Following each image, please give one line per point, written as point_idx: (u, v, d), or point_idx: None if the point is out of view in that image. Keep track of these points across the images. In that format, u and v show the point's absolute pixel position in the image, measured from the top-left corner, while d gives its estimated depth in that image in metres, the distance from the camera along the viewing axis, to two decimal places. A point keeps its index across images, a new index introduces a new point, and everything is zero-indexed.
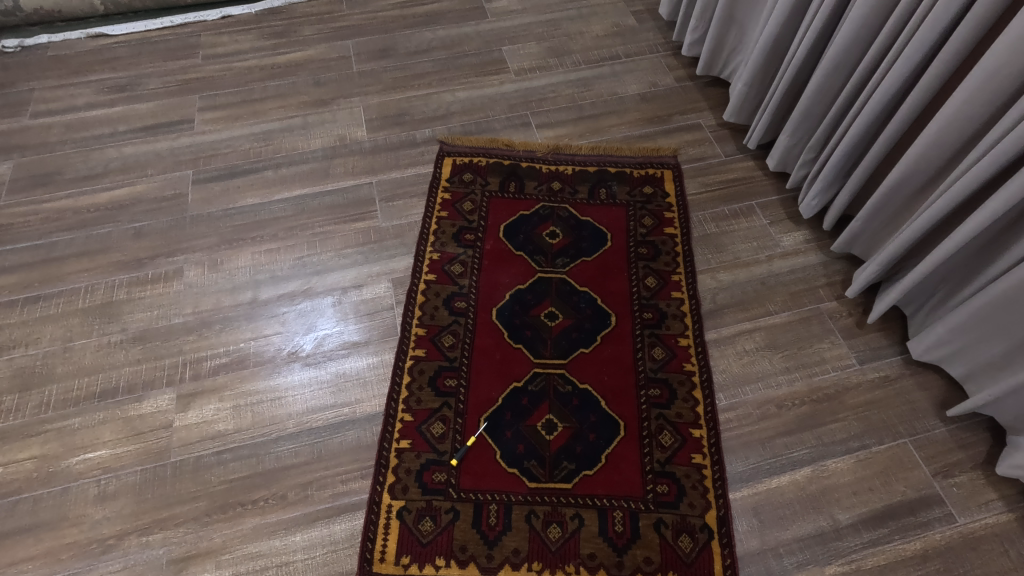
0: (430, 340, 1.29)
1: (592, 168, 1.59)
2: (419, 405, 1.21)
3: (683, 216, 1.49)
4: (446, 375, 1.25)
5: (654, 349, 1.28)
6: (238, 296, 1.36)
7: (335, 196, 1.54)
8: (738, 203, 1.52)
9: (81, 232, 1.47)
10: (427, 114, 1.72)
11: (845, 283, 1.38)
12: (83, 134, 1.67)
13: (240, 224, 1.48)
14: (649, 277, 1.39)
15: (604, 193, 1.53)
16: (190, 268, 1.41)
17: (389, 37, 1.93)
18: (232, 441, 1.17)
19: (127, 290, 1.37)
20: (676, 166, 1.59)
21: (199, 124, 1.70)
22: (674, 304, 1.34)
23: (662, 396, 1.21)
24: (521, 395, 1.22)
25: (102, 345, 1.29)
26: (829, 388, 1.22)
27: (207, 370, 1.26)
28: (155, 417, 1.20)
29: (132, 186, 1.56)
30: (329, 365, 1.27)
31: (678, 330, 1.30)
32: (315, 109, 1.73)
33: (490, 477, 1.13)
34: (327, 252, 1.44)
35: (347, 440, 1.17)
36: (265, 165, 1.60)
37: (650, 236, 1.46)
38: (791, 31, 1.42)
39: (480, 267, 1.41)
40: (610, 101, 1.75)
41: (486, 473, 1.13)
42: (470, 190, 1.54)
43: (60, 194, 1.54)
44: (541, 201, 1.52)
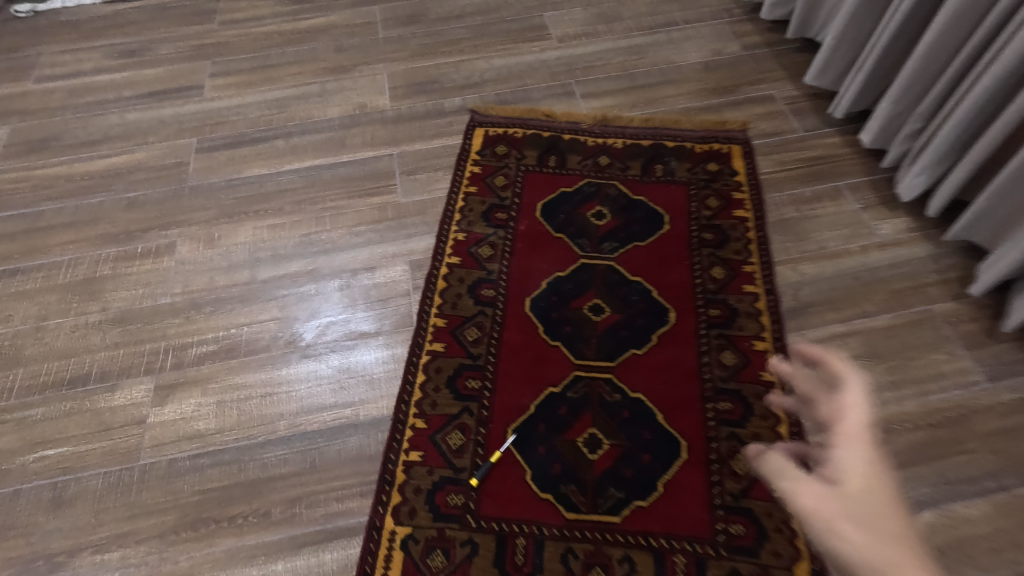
0: (450, 333, 1.09)
1: (646, 142, 1.36)
2: (434, 410, 1.00)
3: (755, 197, 1.25)
4: (468, 375, 1.04)
5: (723, 353, 1.04)
6: (234, 276, 1.19)
7: (351, 168, 1.36)
8: (823, 184, 1.27)
9: (71, 201, 1.32)
10: (457, 82, 1.53)
11: (962, 281, 1.12)
12: (86, 100, 1.54)
13: (244, 196, 1.31)
14: (715, 266, 1.15)
15: (660, 170, 1.31)
16: (184, 243, 1.24)
17: (419, 3, 1.75)
18: (211, 444, 0.99)
19: (113, 266, 1.21)
20: (746, 142, 1.35)
21: (209, 90, 1.54)
22: (747, 299, 1.11)
23: (733, 412, 0.98)
24: (558, 403, 1.00)
25: (78, 325, 1.13)
26: (950, 410, 0.97)
27: (191, 359, 1.08)
28: (128, 411, 1.02)
29: (131, 154, 1.41)
30: (331, 358, 1.07)
31: (753, 332, 1.06)
32: (335, 76, 1.56)
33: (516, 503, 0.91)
34: (337, 229, 1.25)
35: (346, 449, 0.97)
36: (276, 134, 1.44)
37: (716, 219, 1.22)
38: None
39: (512, 249, 1.20)
40: (667, 70, 1.53)
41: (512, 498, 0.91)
42: (503, 163, 1.34)
43: (54, 160, 1.41)
44: (585, 177, 1.30)
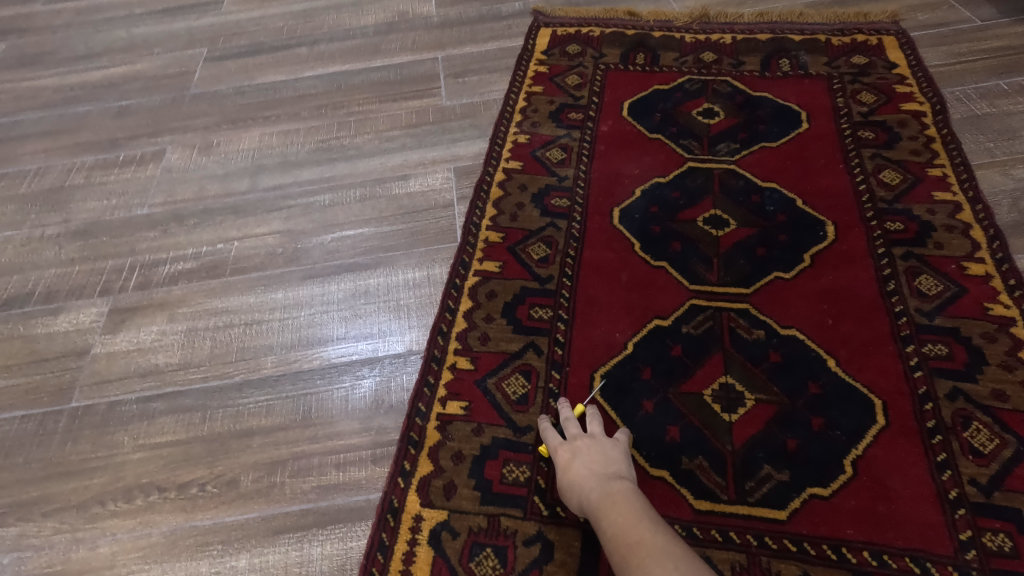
0: (509, 250, 0.78)
1: (762, 36, 1.05)
2: (485, 347, 0.69)
3: (927, 90, 0.91)
4: (533, 302, 0.72)
5: (918, 278, 0.69)
6: (230, 185, 0.92)
7: (386, 73, 1.09)
8: (1023, 76, 0.92)
9: (54, 110, 1.10)
10: None
11: None
12: (93, 18, 1.35)
13: (253, 103, 1.06)
14: (884, 170, 0.81)
15: (786, 64, 0.99)
16: (175, 150, 0.99)
17: None
18: (170, 384, 0.70)
19: (87, 175, 0.97)
20: (901, 33, 1.02)
21: (229, 5, 1.33)
22: (942, 210, 0.75)
23: (952, 358, 0.62)
24: (668, 342, 0.67)
25: (31, 239, 0.88)
26: None
27: (162, 278, 0.81)
28: (69, 340, 0.75)
29: (132, 65, 1.20)
30: (344, 280, 0.78)
31: (960, 250, 0.71)
32: None
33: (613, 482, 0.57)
34: (364, 134, 0.98)
35: (356, 396, 0.67)
36: (299, 42, 1.19)
37: (875, 116, 0.88)
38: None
39: (592, 153, 0.89)
40: None
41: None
42: (576, 62, 1.04)
43: (45, 73, 1.20)
44: (685, 74, 0.99)
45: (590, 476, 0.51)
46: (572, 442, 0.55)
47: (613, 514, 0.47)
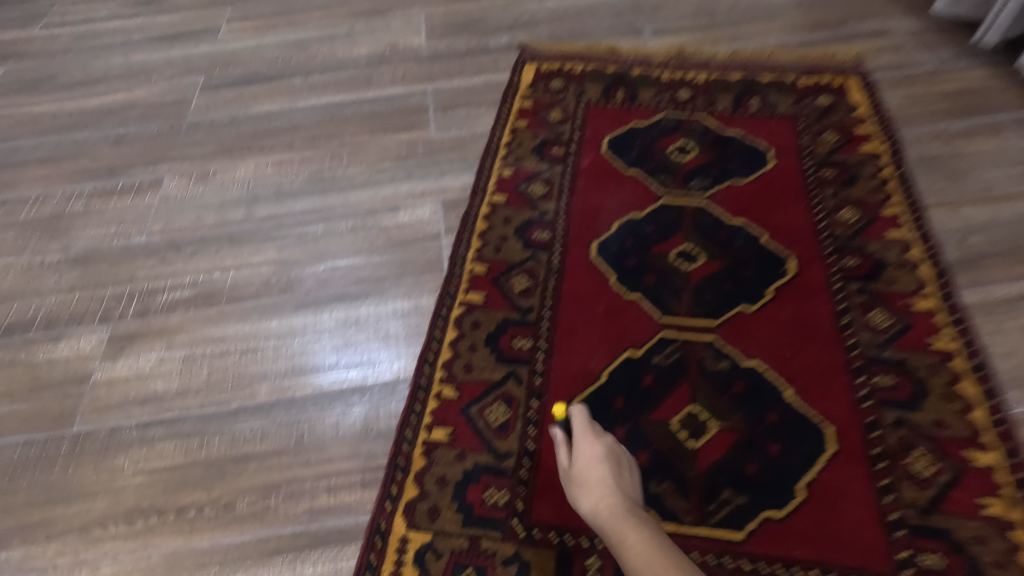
0: (493, 281, 0.82)
1: (735, 75, 1.11)
2: (468, 376, 0.73)
3: (885, 132, 0.97)
4: (515, 333, 0.77)
5: (871, 312, 0.75)
6: (226, 214, 0.96)
7: (377, 104, 1.14)
8: (973, 119, 0.99)
9: (53, 137, 1.14)
10: (504, 23, 1.32)
11: None
12: (91, 44, 1.39)
13: (249, 132, 1.10)
14: (843, 208, 0.87)
15: (756, 103, 1.05)
16: (172, 179, 1.03)
17: None
18: (169, 410, 0.73)
19: (86, 202, 1.00)
20: (864, 75, 1.08)
21: (225, 34, 1.38)
22: (895, 247, 0.81)
23: (898, 388, 0.68)
24: (640, 372, 0.72)
25: (31, 266, 0.91)
26: None
27: (160, 306, 0.84)
28: (70, 367, 0.78)
29: (130, 92, 1.23)
30: (335, 309, 0.82)
31: (909, 286, 0.77)
32: (364, 18, 1.38)
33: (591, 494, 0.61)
34: (356, 165, 1.02)
35: (347, 423, 0.70)
36: (293, 72, 1.24)
37: (837, 156, 0.95)
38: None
39: (572, 188, 0.94)
40: (753, 8, 1.29)
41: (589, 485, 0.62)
42: (559, 98, 1.10)
43: (44, 99, 1.24)
44: (661, 111, 1.05)
45: (615, 489, 0.56)
46: (603, 453, 0.60)
47: (624, 527, 0.52)
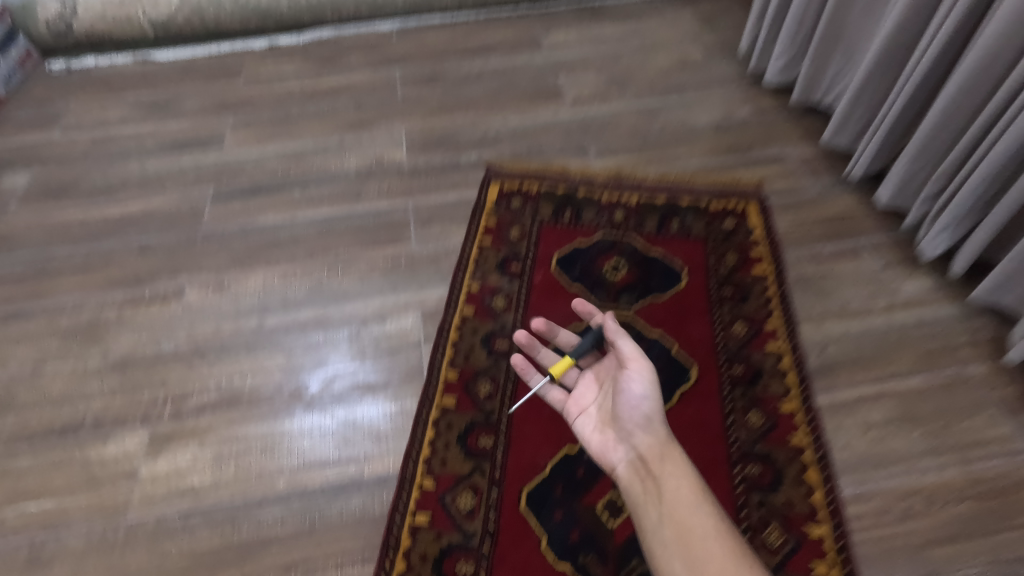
0: (462, 386, 1.04)
1: (661, 197, 1.36)
2: (444, 469, 0.94)
3: (773, 254, 1.23)
4: (480, 432, 0.98)
5: (749, 413, 0.99)
6: (241, 323, 1.16)
7: (366, 218, 1.36)
8: (841, 242, 1.26)
9: (82, 245, 1.32)
10: (473, 139, 1.56)
11: (991, 344, 1.08)
12: (108, 149, 1.57)
13: (256, 244, 1.31)
14: (736, 322, 1.12)
15: (676, 224, 1.30)
16: (192, 289, 1.22)
17: (437, 66, 1.83)
18: (205, 501, 0.92)
19: (119, 310, 1.19)
20: (762, 199, 1.35)
21: (230, 143, 1.58)
22: (772, 357, 1.06)
23: (762, 476, 0.92)
24: (575, 464, 0.94)
25: (76, 371, 1.09)
26: (995, 480, 0.91)
27: (190, 408, 1.03)
28: (119, 464, 0.97)
29: (148, 201, 1.42)
30: (337, 410, 1.03)
31: (779, 391, 1.02)
32: (353, 131, 1.60)
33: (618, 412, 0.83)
34: (349, 277, 1.24)
35: (349, 509, 0.91)
36: (292, 184, 1.45)
37: (735, 275, 1.20)
38: (919, 21, 1.17)
39: (527, 302, 1.17)
40: (678, 131, 1.56)
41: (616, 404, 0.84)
42: (518, 216, 1.33)
43: (70, 206, 1.41)
44: (600, 231, 1.30)
45: None
46: None
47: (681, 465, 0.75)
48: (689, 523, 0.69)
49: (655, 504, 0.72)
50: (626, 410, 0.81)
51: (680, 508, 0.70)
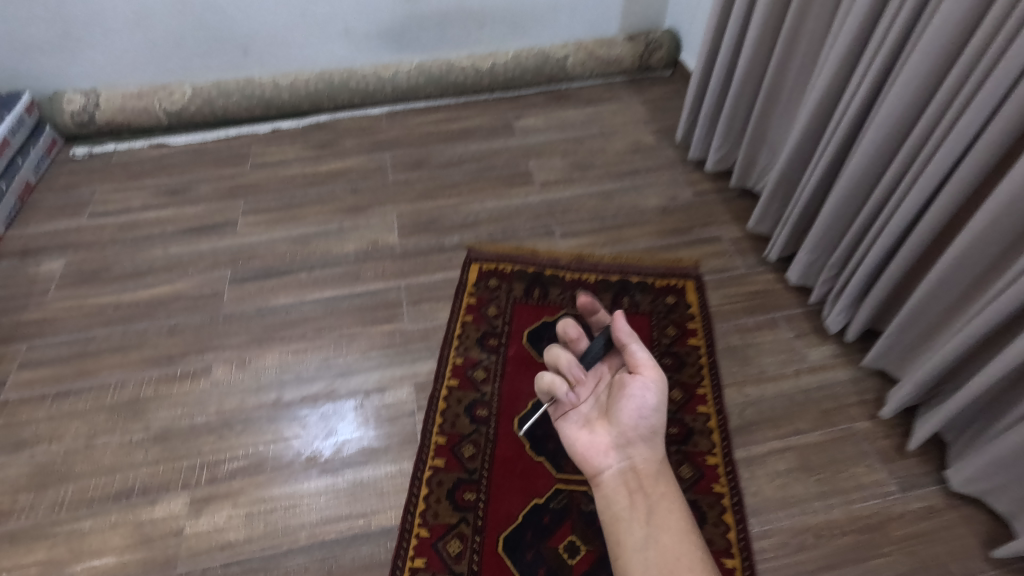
0: (450, 449, 1.27)
1: (614, 277, 1.62)
2: (436, 520, 1.16)
3: (706, 327, 1.49)
4: (465, 488, 1.21)
5: (681, 467, 1.23)
6: (262, 396, 1.37)
7: (365, 298, 1.59)
8: (762, 315, 1.52)
9: (118, 327, 1.52)
10: (455, 222, 1.81)
11: (876, 402, 1.34)
12: (133, 234, 1.78)
13: (271, 323, 1.53)
14: (673, 389, 1.37)
15: (626, 302, 1.56)
16: (218, 366, 1.43)
17: (423, 151, 2.09)
18: (241, 553, 1.13)
19: (155, 387, 1.39)
20: (698, 277, 1.61)
21: (242, 227, 1.81)
22: (701, 419, 1.31)
23: None
24: (542, 513, 1.17)
25: (122, 443, 1.29)
26: (870, 517, 1.16)
27: (223, 474, 1.24)
28: (166, 523, 1.17)
29: (172, 284, 1.64)
30: (346, 472, 1.24)
31: (706, 447, 1.26)
32: (350, 215, 1.84)
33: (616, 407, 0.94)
34: (352, 353, 1.46)
35: (359, 556, 1.12)
36: (299, 267, 1.68)
37: (674, 346, 1.46)
38: (813, 140, 1.46)
39: (503, 373, 1.41)
40: (631, 213, 1.83)
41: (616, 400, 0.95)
42: (495, 295, 1.58)
43: (104, 290, 1.62)
44: (564, 308, 1.55)
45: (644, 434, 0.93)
46: None
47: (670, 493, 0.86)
48: (675, 547, 0.79)
49: (645, 524, 0.82)
50: (631, 416, 0.92)
51: (669, 535, 0.81)
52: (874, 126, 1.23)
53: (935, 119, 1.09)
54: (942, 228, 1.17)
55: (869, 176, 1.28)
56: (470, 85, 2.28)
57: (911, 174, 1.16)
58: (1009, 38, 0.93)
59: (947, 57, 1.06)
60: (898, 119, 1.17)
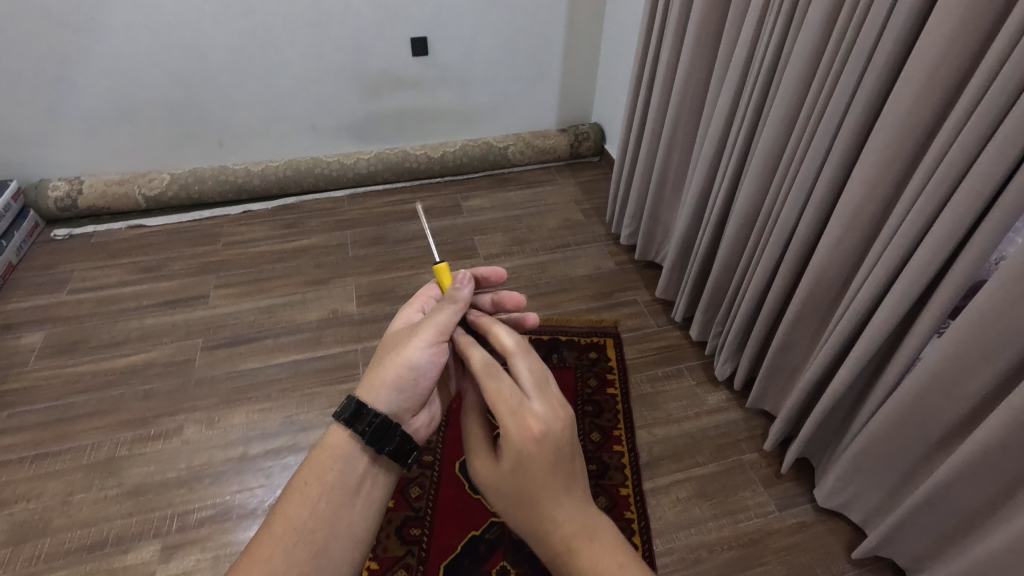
0: (399, 491, 1.45)
1: (546, 336, 1.87)
2: (385, 552, 1.33)
3: (622, 377, 1.74)
4: (411, 525, 1.38)
5: (598, 498, 1.45)
6: (230, 451, 1.53)
7: (325, 361, 1.78)
8: (670, 366, 1.78)
9: (95, 393, 1.67)
10: (407, 292, 2.04)
11: (761, 437, 1.59)
12: (111, 308, 1.96)
13: (239, 386, 1.70)
14: (593, 431, 1.60)
15: (555, 358, 1.80)
16: (189, 426, 1.59)
17: (380, 228, 2.35)
18: None
19: (129, 446, 1.54)
20: (617, 334, 1.87)
21: (213, 299, 2.00)
22: (616, 456, 1.54)
23: None
24: (478, 543, 1.35)
25: (98, 498, 1.42)
26: (753, 533, 1.39)
27: (192, 522, 1.38)
28: (138, 569, 1.30)
29: (148, 352, 1.80)
30: None
31: (620, 480, 1.49)
32: (313, 287, 2.06)
33: (544, 516, 0.68)
34: (314, 410, 1.64)
35: None
36: (265, 334, 1.87)
37: (595, 395, 1.70)
38: (698, 221, 1.76)
39: (447, 423, 1.61)
40: (562, 280, 2.08)
41: (530, 488, 0.68)
42: None
43: (83, 359, 1.77)
44: None
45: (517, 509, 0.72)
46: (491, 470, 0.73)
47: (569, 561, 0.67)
48: None
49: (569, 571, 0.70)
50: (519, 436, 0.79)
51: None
52: (734, 212, 1.53)
53: (770, 210, 1.40)
54: (787, 296, 1.45)
55: (735, 252, 1.58)
56: (422, 171, 2.59)
57: (760, 252, 1.45)
58: (805, 154, 1.24)
59: (772, 165, 1.37)
60: (747, 209, 1.48)
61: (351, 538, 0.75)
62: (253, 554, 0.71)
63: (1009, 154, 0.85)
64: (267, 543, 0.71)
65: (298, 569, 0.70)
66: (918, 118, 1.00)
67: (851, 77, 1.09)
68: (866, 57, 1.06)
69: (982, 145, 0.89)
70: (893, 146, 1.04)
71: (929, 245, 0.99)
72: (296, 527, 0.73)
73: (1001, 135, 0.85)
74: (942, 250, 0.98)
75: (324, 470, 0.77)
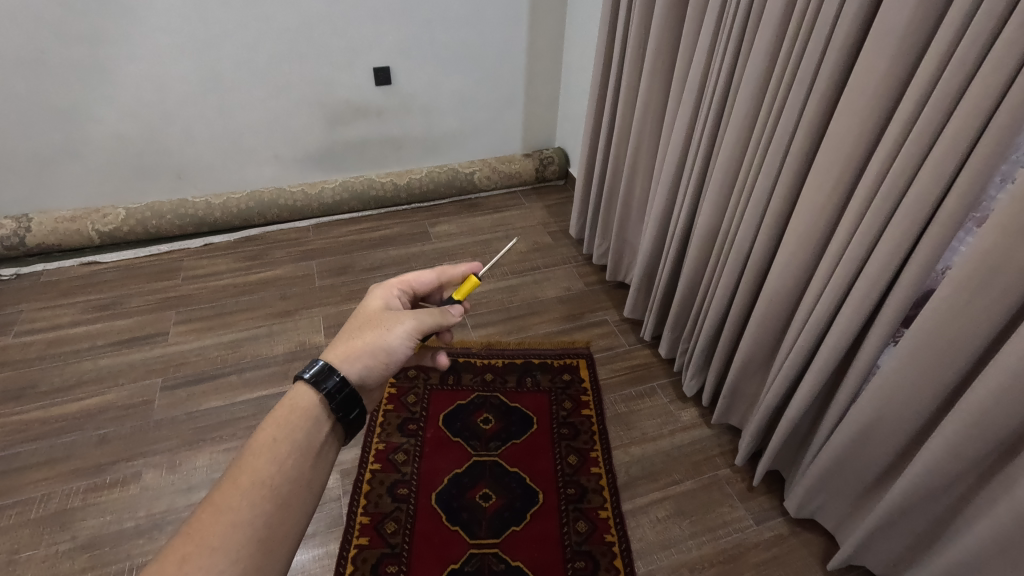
0: (373, 528, 1.40)
1: (518, 360, 1.86)
2: None
3: (596, 398, 1.74)
4: (388, 562, 1.34)
5: (577, 522, 1.43)
6: (193, 495, 1.46)
7: None
8: (642, 384, 1.79)
9: (45, 441, 1.58)
10: None
11: (733, 451, 1.61)
12: (62, 350, 1.86)
13: (201, 426, 1.63)
14: (570, 455, 1.59)
15: (529, 382, 1.79)
16: (148, 471, 1.51)
17: (347, 257, 2.32)
18: None
19: (83, 496, 1.45)
20: (589, 355, 1.88)
21: (173, 335, 1.93)
22: (593, 479, 1.53)
23: (586, 567, 1.35)
24: None
25: (48, 555, 1.33)
26: (732, 548, 1.39)
27: None
28: None
29: (102, 395, 1.72)
30: None
31: (598, 502, 1.48)
32: (279, 320, 2.01)
33: None
34: None
35: None
36: (229, 370, 1.81)
37: (570, 417, 1.69)
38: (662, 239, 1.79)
39: (421, 454, 1.57)
40: (533, 303, 2.09)
41: None
42: (413, 383, 1.77)
43: (31, 406, 1.67)
44: (475, 391, 1.76)
45: None
46: None
47: None
48: None
49: None
50: None
51: None
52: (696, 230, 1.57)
53: (730, 227, 1.43)
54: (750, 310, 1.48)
55: (699, 270, 1.61)
56: (388, 198, 2.58)
57: (724, 268, 1.48)
58: (760, 173, 1.28)
59: (730, 184, 1.41)
60: (709, 228, 1.51)
61: (312, 498, 0.72)
62: (208, 510, 0.66)
63: (947, 169, 0.90)
64: (229, 498, 0.66)
65: (263, 520, 0.66)
66: (862, 137, 1.05)
67: (798, 100, 1.14)
68: (811, 80, 1.11)
69: (919, 162, 0.94)
70: (840, 164, 1.09)
71: (880, 257, 1.03)
72: (263, 482, 0.68)
73: (936, 152, 0.90)
74: (892, 262, 1.02)
75: (285, 428, 0.74)
